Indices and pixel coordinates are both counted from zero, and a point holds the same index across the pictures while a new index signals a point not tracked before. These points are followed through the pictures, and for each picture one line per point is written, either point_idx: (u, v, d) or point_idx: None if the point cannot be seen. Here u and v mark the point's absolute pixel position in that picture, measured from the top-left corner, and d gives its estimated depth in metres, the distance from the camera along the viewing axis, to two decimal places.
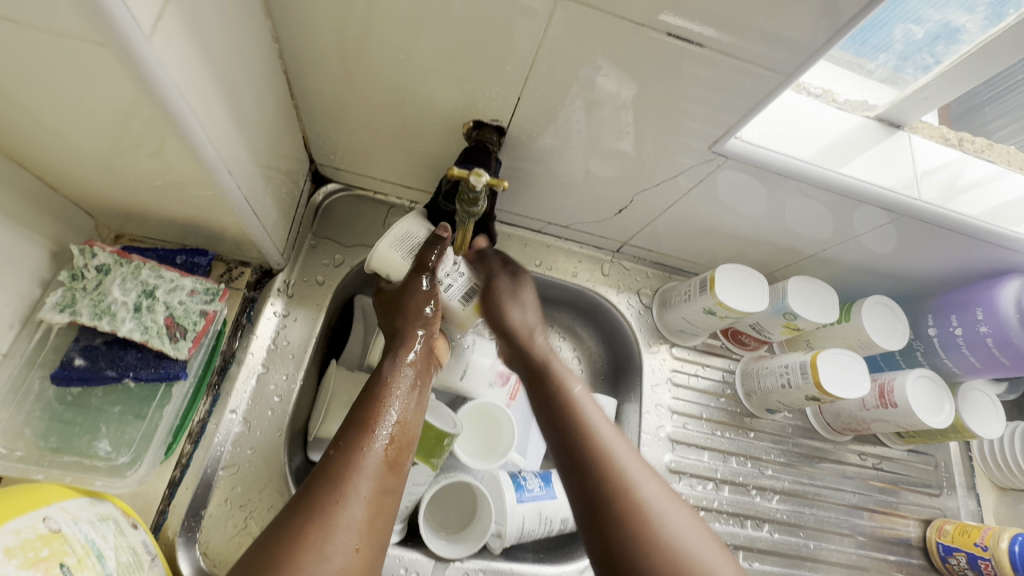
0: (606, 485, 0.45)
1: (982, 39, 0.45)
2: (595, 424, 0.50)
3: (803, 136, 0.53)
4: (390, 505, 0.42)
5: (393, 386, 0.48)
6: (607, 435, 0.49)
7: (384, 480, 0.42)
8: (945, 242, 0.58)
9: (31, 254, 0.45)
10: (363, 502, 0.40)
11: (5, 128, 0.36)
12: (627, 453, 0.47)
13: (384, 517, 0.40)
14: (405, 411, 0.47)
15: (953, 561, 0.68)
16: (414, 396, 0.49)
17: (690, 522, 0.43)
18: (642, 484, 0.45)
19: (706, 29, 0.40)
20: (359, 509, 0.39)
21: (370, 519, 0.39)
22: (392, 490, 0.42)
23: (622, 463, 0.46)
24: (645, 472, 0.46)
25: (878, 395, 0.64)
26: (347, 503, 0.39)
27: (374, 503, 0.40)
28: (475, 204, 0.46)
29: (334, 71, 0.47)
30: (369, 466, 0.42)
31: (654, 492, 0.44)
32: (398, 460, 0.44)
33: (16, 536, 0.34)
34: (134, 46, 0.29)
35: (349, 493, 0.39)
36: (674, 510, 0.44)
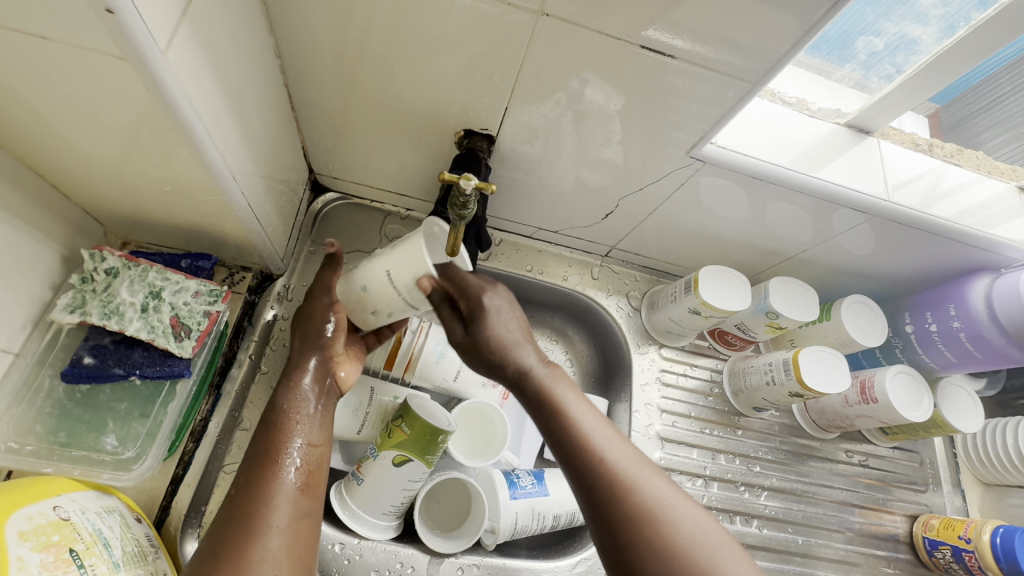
0: (612, 489, 0.44)
1: (937, 49, 0.48)
2: (591, 427, 0.49)
3: (777, 142, 0.56)
4: (310, 533, 0.44)
5: (294, 413, 0.49)
6: (604, 438, 0.48)
7: (300, 507, 0.44)
8: (917, 242, 0.61)
9: (44, 259, 0.47)
10: (278, 532, 0.41)
11: (25, 138, 0.39)
12: (628, 452, 0.47)
13: (305, 542, 0.43)
14: (316, 432, 0.49)
15: (939, 555, 0.70)
16: (318, 421, 0.50)
17: (697, 514, 0.44)
18: (649, 485, 0.45)
19: (679, 42, 0.43)
20: (275, 540, 0.41)
21: (291, 547, 0.41)
22: (309, 513, 0.45)
23: (624, 464, 0.46)
24: (648, 471, 0.46)
25: (860, 391, 0.66)
26: (263, 538, 0.40)
27: (290, 531, 0.42)
28: (466, 207, 0.48)
29: (332, 84, 0.50)
30: (281, 497, 0.44)
31: (659, 492, 0.44)
32: (310, 485, 0.46)
33: (28, 521, 0.36)
34: (150, 60, 0.31)
35: (262, 527, 0.41)
36: (682, 507, 0.44)
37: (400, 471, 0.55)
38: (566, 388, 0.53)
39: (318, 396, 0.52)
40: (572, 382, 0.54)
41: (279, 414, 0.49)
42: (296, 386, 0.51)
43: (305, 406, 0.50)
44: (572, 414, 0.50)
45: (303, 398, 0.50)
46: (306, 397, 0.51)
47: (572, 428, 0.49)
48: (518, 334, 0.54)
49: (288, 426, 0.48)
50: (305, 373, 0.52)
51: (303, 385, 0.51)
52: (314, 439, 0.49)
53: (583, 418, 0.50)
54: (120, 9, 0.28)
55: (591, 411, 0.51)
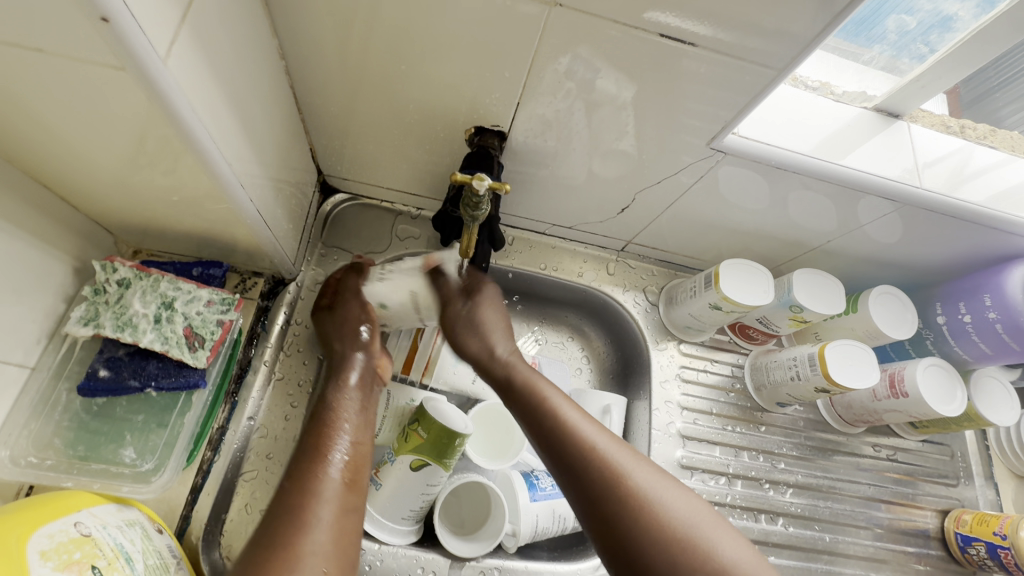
0: (603, 482, 0.44)
1: (975, 26, 0.45)
2: (576, 418, 0.49)
3: (801, 129, 0.53)
4: (353, 524, 0.44)
5: (338, 411, 0.50)
6: (590, 429, 0.48)
7: (344, 500, 0.44)
8: (948, 230, 0.58)
9: (56, 272, 0.47)
10: (327, 526, 0.41)
11: (30, 151, 0.39)
12: (616, 445, 0.47)
13: (349, 536, 0.43)
14: (354, 434, 0.49)
15: (972, 551, 0.68)
16: (360, 419, 0.51)
17: (690, 502, 0.43)
18: (643, 479, 0.44)
19: (700, 29, 0.41)
20: (323, 533, 0.41)
21: (337, 541, 0.41)
22: (354, 509, 0.45)
23: (614, 455, 0.46)
24: (639, 462, 0.46)
25: (889, 385, 0.64)
26: (312, 530, 0.41)
27: (337, 525, 0.42)
28: (479, 208, 0.47)
29: (338, 84, 0.49)
30: (328, 491, 0.44)
31: (648, 480, 0.44)
32: (354, 479, 0.46)
33: (50, 540, 0.36)
34: (152, 69, 0.30)
35: (312, 521, 0.41)
36: (676, 496, 0.43)
37: (418, 476, 0.54)
38: (550, 386, 0.53)
39: (360, 395, 0.53)
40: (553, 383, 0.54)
41: (326, 411, 0.50)
42: (342, 384, 0.53)
43: (349, 404, 0.52)
44: (559, 409, 0.50)
45: (349, 398, 0.52)
46: (352, 408, 0.51)
47: (563, 427, 0.48)
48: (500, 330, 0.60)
49: (335, 424, 0.49)
50: (351, 372, 0.54)
51: (349, 385, 0.53)
52: (357, 436, 0.50)
53: (570, 415, 0.49)
54: (115, 16, 0.27)
55: (574, 405, 0.51)
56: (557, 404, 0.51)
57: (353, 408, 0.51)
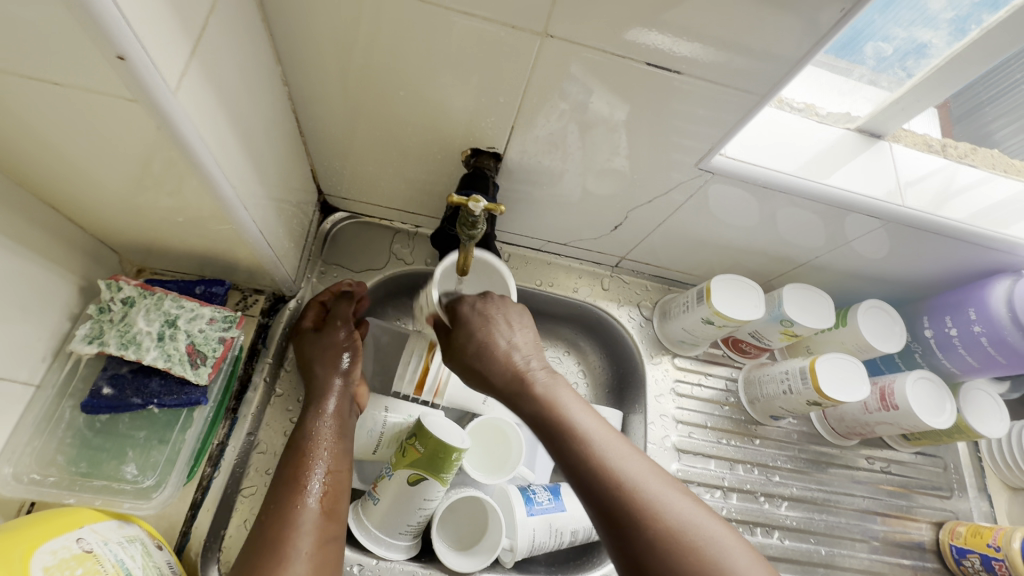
0: (632, 511, 0.41)
1: (948, 53, 0.47)
2: (604, 441, 0.46)
3: (787, 150, 0.55)
4: (333, 551, 0.47)
5: (317, 440, 0.53)
6: (618, 453, 0.46)
7: (322, 530, 0.48)
8: (932, 246, 0.59)
9: (63, 291, 0.48)
10: (305, 557, 0.45)
11: (42, 175, 0.40)
12: (641, 464, 0.45)
13: (330, 563, 0.46)
14: (331, 467, 0.52)
15: (967, 563, 0.68)
16: (338, 444, 0.54)
17: (726, 537, 0.40)
18: (673, 507, 0.41)
19: (686, 55, 0.43)
20: (302, 565, 0.44)
21: (317, 570, 0.45)
22: (333, 537, 0.48)
23: (642, 482, 0.43)
24: (669, 489, 0.43)
25: (879, 397, 0.65)
26: (291, 563, 0.44)
27: (315, 555, 0.46)
28: (475, 228, 0.49)
29: (339, 108, 0.51)
30: (306, 523, 0.47)
31: (680, 512, 0.41)
32: (332, 508, 0.50)
33: (53, 555, 0.37)
34: (162, 100, 0.32)
35: (291, 553, 0.45)
36: (709, 528, 0.41)
37: (415, 490, 0.55)
38: (570, 395, 0.51)
39: (337, 421, 0.55)
40: (576, 393, 0.52)
41: (303, 442, 0.53)
42: (319, 414, 0.55)
43: (328, 432, 0.54)
44: (583, 431, 0.47)
45: (326, 427, 0.54)
46: (330, 436, 0.54)
47: (586, 446, 0.46)
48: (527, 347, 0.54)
49: (313, 453, 0.52)
50: (329, 399, 0.56)
51: (326, 413, 0.55)
52: (333, 465, 0.52)
53: (596, 433, 0.47)
54: (130, 53, 0.28)
55: (602, 425, 0.48)
56: (580, 426, 0.48)
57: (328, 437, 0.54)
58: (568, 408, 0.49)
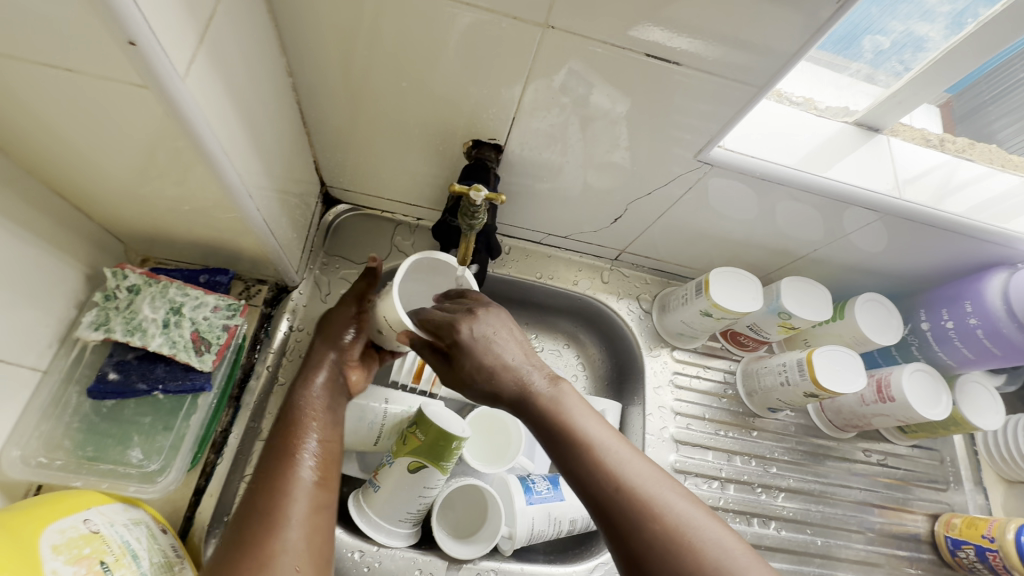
0: (631, 511, 0.42)
1: (945, 47, 0.48)
2: (605, 441, 0.46)
3: (785, 143, 0.56)
4: (326, 518, 0.47)
5: (307, 412, 0.52)
6: (620, 453, 0.45)
7: (315, 499, 0.48)
8: (930, 239, 0.60)
9: (69, 278, 0.49)
10: (297, 525, 0.45)
11: (49, 162, 0.41)
12: (645, 469, 0.44)
13: (322, 532, 0.46)
14: (324, 436, 0.52)
15: (962, 554, 0.69)
16: (329, 415, 0.53)
17: (728, 539, 0.40)
18: (673, 507, 0.41)
19: (685, 47, 0.43)
20: (294, 532, 0.44)
21: (310, 537, 0.45)
22: (325, 506, 0.48)
23: (644, 483, 0.43)
24: (670, 489, 0.43)
25: (876, 389, 0.66)
26: (283, 531, 0.44)
27: (308, 523, 0.46)
28: (476, 217, 0.49)
29: (342, 99, 0.51)
30: (298, 492, 0.47)
31: (680, 512, 0.41)
32: (325, 477, 0.50)
33: (61, 535, 0.37)
34: (171, 87, 0.32)
35: (282, 522, 0.44)
36: (709, 529, 0.41)
37: (416, 478, 0.55)
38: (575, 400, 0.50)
39: (328, 394, 0.54)
40: (580, 397, 0.50)
41: (294, 412, 0.52)
42: (309, 385, 0.54)
43: (318, 403, 0.53)
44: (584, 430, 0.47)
45: (316, 399, 0.53)
46: (321, 406, 0.53)
47: (587, 446, 0.46)
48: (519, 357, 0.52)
49: (305, 424, 0.52)
50: (321, 371, 0.55)
51: (316, 385, 0.54)
52: (327, 435, 0.52)
53: (598, 434, 0.46)
54: (141, 39, 0.29)
55: (605, 425, 0.48)
56: (580, 424, 0.47)
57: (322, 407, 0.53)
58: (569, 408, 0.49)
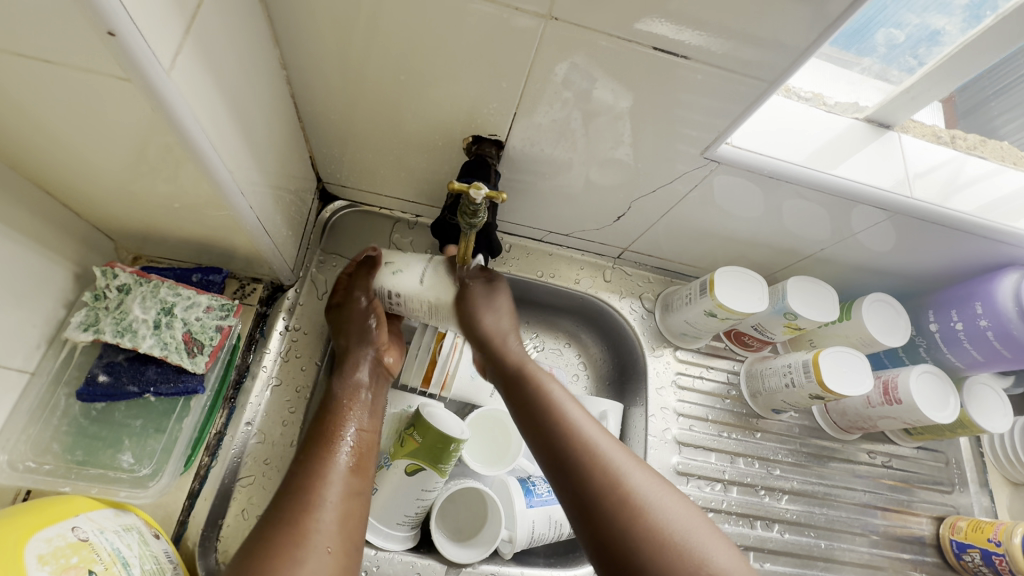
0: (597, 483, 0.45)
1: (962, 40, 0.46)
2: (578, 417, 0.50)
3: (794, 140, 0.54)
4: (360, 507, 0.46)
5: (348, 403, 0.53)
6: (589, 428, 0.49)
7: (350, 484, 0.47)
8: (940, 239, 0.59)
9: (57, 278, 0.47)
10: (330, 506, 0.44)
11: (33, 158, 0.39)
12: (619, 452, 0.47)
13: (355, 519, 0.45)
14: (365, 429, 0.52)
15: (967, 558, 0.68)
16: (369, 409, 0.54)
17: (682, 506, 0.44)
18: (635, 478, 0.45)
19: (692, 40, 0.42)
20: (328, 514, 0.44)
21: (342, 522, 0.44)
22: (360, 493, 0.47)
23: (611, 456, 0.47)
24: (633, 464, 0.47)
25: (883, 391, 0.65)
26: (316, 510, 0.43)
27: (342, 506, 0.45)
28: (476, 216, 0.48)
29: (338, 93, 0.50)
30: (335, 474, 0.46)
31: (642, 482, 0.45)
32: (362, 466, 0.49)
33: (48, 544, 0.36)
34: (156, 79, 0.31)
35: (317, 501, 0.44)
36: (666, 498, 0.45)
37: (415, 480, 0.54)
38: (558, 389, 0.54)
39: (370, 391, 0.56)
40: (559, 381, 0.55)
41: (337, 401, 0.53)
42: (350, 377, 0.56)
43: (359, 395, 0.55)
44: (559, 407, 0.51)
45: (356, 390, 0.55)
46: (363, 400, 0.55)
47: (560, 421, 0.50)
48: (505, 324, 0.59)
49: (345, 413, 0.52)
50: (357, 367, 0.57)
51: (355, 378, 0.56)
52: (365, 426, 0.53)
53: (573, 411, 0.51)
54: (121, 30, 0.27)
55: (577, 405, 0.52)
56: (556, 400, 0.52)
57: (362, 403, 0.54)
58: (547, 386, 0.53)
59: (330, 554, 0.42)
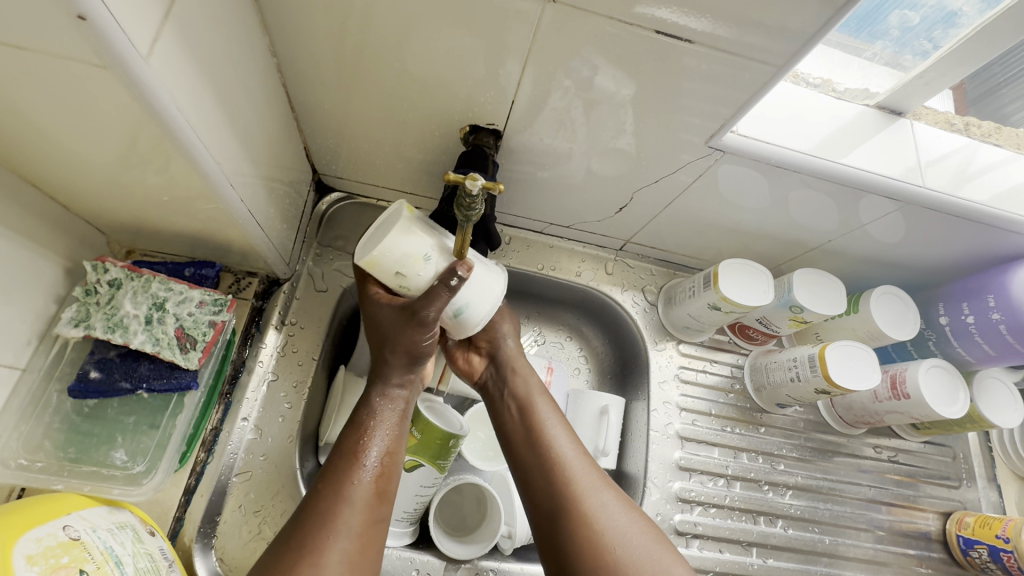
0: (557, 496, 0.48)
1: (980, 22, 0.45)
2: (555, 433, 0.52)
3: (802, 128, 0.53)
4: (380, 532, 0.44)
5: (377, 418, 0.49)
6: (563, 445, 0.51)
7: (372, 510, 0.44)
8: (952, 229, 0.57)
9: (46, 272, 0.46)
10: (350, 534, 0.42)
11: (16, 151, 0.38)
12: (583, 468, 0.50)
13: (372, 545, 0.43)
14: (391, 442, 0.48)
15: (974, 554, 0.67)
16: (400, 423, 0.50)
17: (637, 527, 0.46)
18: (592, 498, 0.48)
19: (696, 25, 0.40)
20: (346, 542, 0.42)
21: (360, 550, 0.42)
22: (380, 518, 0.45)
23: (576, 474, 0.49)
24: (597, 484, 0.49)
25: (890, 386, 0.64)
26: (335, 538, 0.41)
27: (361, 534, 0.43)
28: (472, 210, 0.45)
29: (330, 81, 0.48)
30: (357, 498, 0.44)
31: (600, 504, 0.47)
32: (385, 488, 0.46)
33: (37, 544, 0.36)
34: (134, 67, 0.30)
35: (335, 528, 0.42)
36: (621, 518, 0.47)
37: (411, 477, 0.53)
38: (545, 404, 0.54)
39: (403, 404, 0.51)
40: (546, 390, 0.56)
41: (362, 417, 0.49)
42: (386, 388, 0.51)
43: (391, 407, 0.50)
44: (537, 419, 0.53)
45: (390, 401, 0.50)
46: (392, 416, 0.50)
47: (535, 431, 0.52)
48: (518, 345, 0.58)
49: (373, 428, 0.48)
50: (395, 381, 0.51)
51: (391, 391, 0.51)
52: (393, 441, 0.48)
53: (552, 427, 0.53)
54: (91, 13, 0.26)
55: (558, 419, 0.54)
56: (535, 412, 0.54)
57: (393, 417, 0.50)
58: (530, 397, 0.55)
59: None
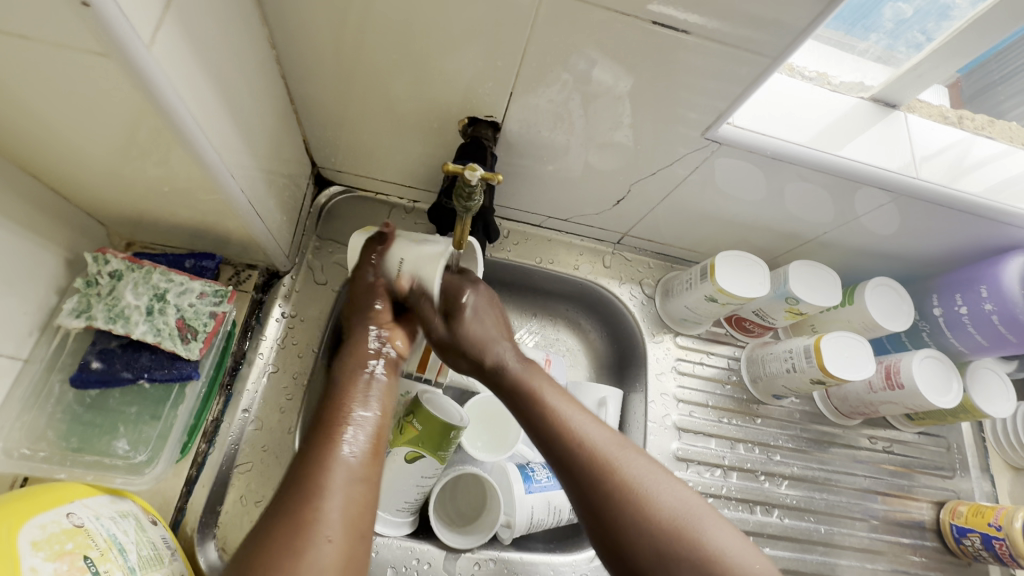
0: (589, 471, 0.46)
1: (972, 14, 0.45)
2: (568, 411, 0.49)
3: (798, 120, 0.53)
4: (370, 494, 0.42)
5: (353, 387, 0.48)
6: (581, 421, 0.49)
7: (359, 471, 0.42)
8: (946, 221, 0.58)
9: (48, 264, 0.47)
10: (336, 495, 0.40)
11: (17, 142, 0.38)
12: (608, 438, 0.48)
13: (362, 505, 0.41)
14: (377, 410, 0.47)
15: (967, 542, 0.68)
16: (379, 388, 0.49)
17: (676, 487, 0.45)
18: (627, 464, 0.46)
19: (692, 17, 0.40)
20: (333, 502, 0.39)
21: (348, 513, 0.39)
22: (369, 480, 0.43)
23: (603, 447, 0.47)
24: (627, 451, 0.47)
25: (885, 376, 0.64)
26: (322, 499, 0.39)
27: (348, 494, 0.40)
28: (471, 199, 0.46)
29: (330, 75, 0.49)
30: (340, 463, 0.42)
31: (637, 471, 0.45)
32: (372, 451, 0.44)
33: (42, 530, 0.36)
34: (135, 56, 0.30)
35: (319, 490, 0.39)
36: (660, 481, 0.45)
37: (412, 469, 0.54)
38: (548, 383, 0.53)
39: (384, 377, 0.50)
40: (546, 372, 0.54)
41: (338, 384, 0.48)
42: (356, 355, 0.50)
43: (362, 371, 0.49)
44: (548, 403, 0.50)
45: (361, 368, 0.49)
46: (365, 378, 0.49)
47: (549, 414, 0.49)
48: (494, 331, 0.57)
49: (349, 394, 0.47)
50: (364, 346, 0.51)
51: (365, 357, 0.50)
52: (373, 407, 0.47)
53: (563, 407, 0.50)
54: (96, 1, 0.26)
55: (567, 397, 0.51)
56: (543, 395, 0.51)
57: (370, 378, 0.49)
58: (535, 387, 0.52)
59: (333, 544, 0.37)
